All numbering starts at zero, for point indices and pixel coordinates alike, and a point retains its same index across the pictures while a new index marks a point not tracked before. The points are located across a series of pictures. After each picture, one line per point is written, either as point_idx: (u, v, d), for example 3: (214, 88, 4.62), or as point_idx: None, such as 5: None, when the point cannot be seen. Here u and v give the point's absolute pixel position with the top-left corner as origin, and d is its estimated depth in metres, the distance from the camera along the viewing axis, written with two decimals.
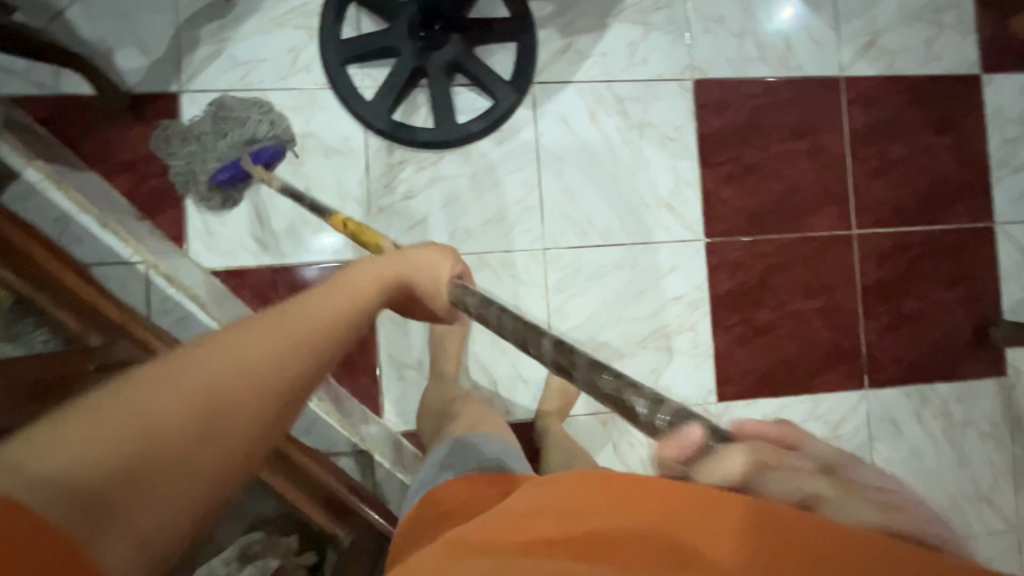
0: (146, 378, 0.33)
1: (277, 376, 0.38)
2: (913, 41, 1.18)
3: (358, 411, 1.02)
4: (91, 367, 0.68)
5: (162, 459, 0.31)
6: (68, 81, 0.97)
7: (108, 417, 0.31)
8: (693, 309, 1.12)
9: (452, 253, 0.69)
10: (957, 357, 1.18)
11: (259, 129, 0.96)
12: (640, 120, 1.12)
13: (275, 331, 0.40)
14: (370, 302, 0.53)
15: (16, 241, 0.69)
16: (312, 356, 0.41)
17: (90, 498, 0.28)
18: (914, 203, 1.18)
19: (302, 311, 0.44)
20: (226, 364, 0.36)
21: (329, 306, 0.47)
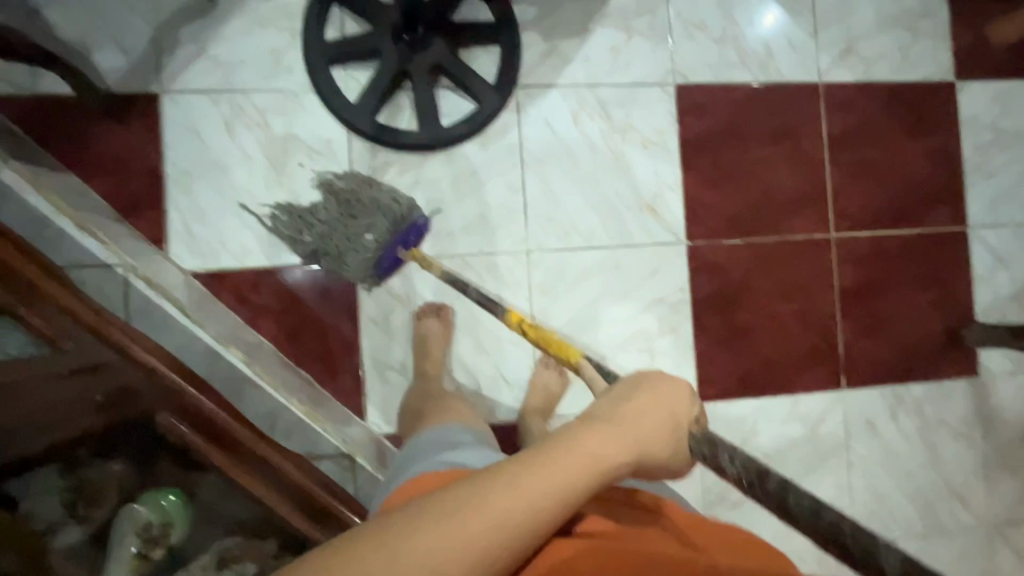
0: (377, 553, 0.41)
1: None
2: (889, 48, 1.21)
3: (341, 413, 1.02)
4: (64, 372, 0.67)
5: None
6: (45, 81, 0.96)
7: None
8: (674, 311, 1.13)
9: (688, 388, 0.61)
10: (931, 358, 1.21)
11: (385, 219, 0.98)
12: (622, 125, 1.13)
13: (446, 544, 0.42)
14: (572, 488, 0.48)
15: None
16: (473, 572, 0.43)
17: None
18: (890, 207, 1.21)
19: (482, 513, 0.44)
20: None
21: (503, 520, 0.44)
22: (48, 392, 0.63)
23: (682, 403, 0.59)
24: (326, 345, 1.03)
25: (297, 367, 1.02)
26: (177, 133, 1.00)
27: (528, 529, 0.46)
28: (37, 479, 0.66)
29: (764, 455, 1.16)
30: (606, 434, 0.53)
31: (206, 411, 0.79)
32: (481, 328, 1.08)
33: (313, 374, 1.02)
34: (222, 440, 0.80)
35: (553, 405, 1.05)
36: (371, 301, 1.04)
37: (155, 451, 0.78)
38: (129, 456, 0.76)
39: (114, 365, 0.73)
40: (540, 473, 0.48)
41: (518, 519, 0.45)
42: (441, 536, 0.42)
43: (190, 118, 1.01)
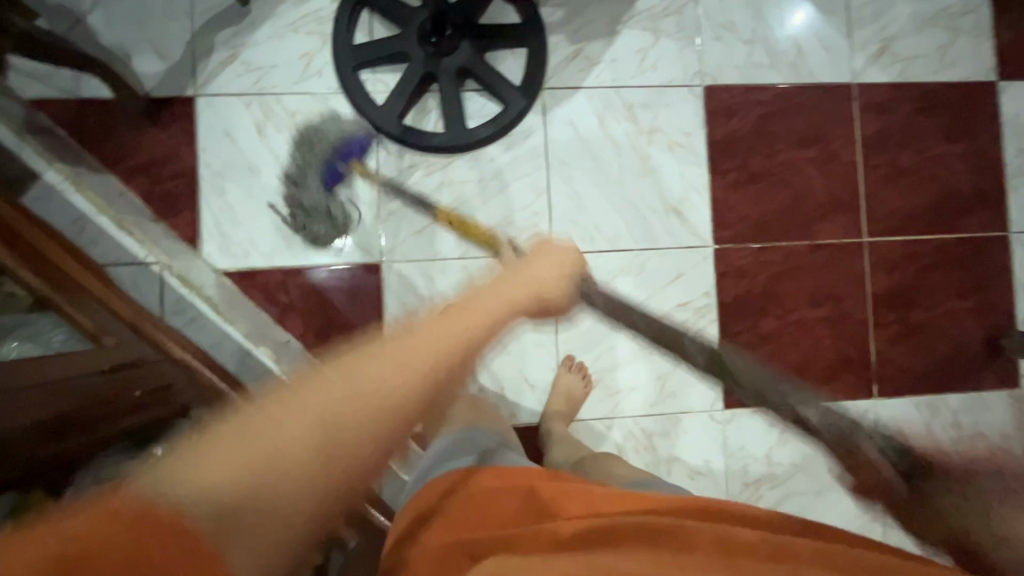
0: (320, 387, 0.46)
1: (360, 431, 0.45)
2: (927, 47, 1.17)
3: None
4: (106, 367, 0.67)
5: (272, 484, 0.39)
6: (88, 85, 1.00)
7: (271, 430, 0.41)
8: (699, 316, 1.12)
9: (574, 253, 0.91)
10: (968, 367, 1.17)
11: (330, 139, 1.04)
12: (648, 127, 1.12)
13: (354, 388, 0.46)
14: (452, 348, 0.55)
15: (40, 247, 0.73)
16: (385, 416, 0.47)
17: (220, 515, 0.37)
18: (927, 211, 1.17)
19: (381, 372, 0.49)
20: (315, 423, 0.42)
21: (399, 369, 0.49)
22: (101, 385, 0.65)
23: (569, 258, 0.91)
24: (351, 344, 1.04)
25: None
26: (212, 136, 1.03)
27: (423, 380, 0.51)
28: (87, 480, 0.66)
29: (792, 465, 1.13)
30: (472, 316, 0.62)
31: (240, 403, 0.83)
32: None
33: None
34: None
35: (575, 407, 1.05)
36: (396, 302, 1.06)
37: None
38: None
39: (151, 361, 0.75)
40: (429, 329, 0.56)
41: (432, 365, 0.52)
42: (362, 377, 0.48)
43: (224, 121, 1.04)
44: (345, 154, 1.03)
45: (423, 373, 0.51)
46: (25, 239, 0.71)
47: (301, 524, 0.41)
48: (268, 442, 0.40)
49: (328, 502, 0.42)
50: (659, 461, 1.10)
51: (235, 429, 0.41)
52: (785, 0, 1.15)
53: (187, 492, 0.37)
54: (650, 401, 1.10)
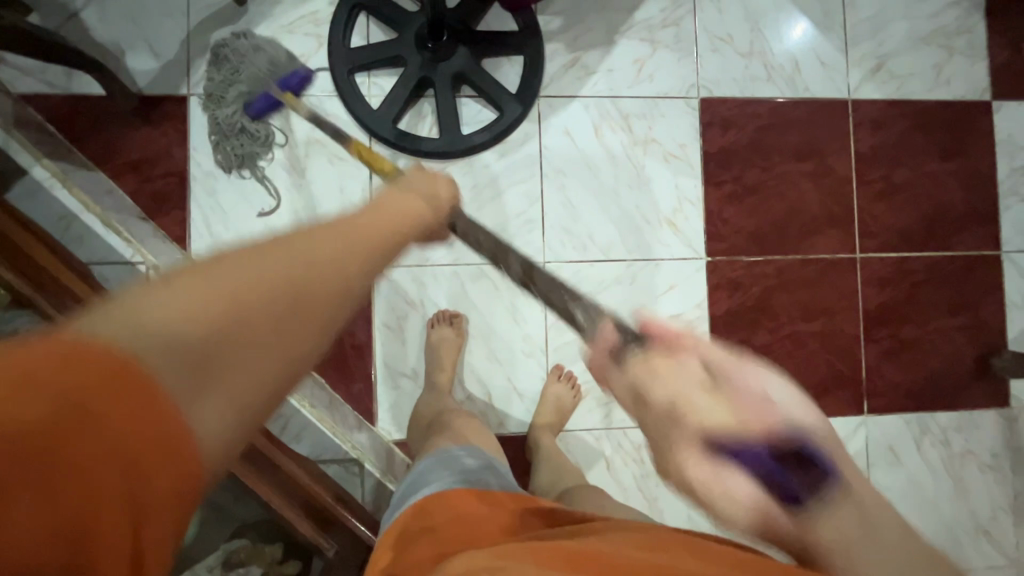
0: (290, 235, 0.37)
1: (342, 279, 0.37)
2: (922, 64, 1.18)
3: (351, 417, 1.02)
4: None
5: (248, 323, 0.31)
6: (79, 81, 0.99)
7: (244, 271, 0.32)
8: (691, 328, 1.11)
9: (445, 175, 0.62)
10: (958, 386, 1.17)
11: (257, 61, 0.98)
12: (644, 137, 1.12)
13: (332, 236, 0.39)
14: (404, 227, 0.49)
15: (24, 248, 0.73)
16: (368, 263, 0.40)
17: (191, 354, 0.28)
18: (920, 227, 1.17)
19: (352, 230, 0.41)
20: (290, 261, 0.34)
21: (363, 232, 0.42)
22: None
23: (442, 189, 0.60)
24: (339, 348, 1.03)
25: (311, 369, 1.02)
26: (204, 135, 1.02)
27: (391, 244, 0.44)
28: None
29: None
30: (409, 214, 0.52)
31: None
32: (494, 337, 1.07)
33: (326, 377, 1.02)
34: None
35: (564, 416, 1.04)
36: (385, 307, 1.05)
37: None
38: None
39: None
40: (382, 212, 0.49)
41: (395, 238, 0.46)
42: (335, 232, 0.40)
43: None
44: (279, 79, 0.98)
45: (373, 239, 0.42)
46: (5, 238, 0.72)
47: (287, 372, 0.32)
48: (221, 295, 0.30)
49: (318, 337, 0.34)
50: (647, 474, 1.09)
51: (198, 272, 0.31)
52: (782, 15, 1.15)
53: (139, 327, 0.27)
54: None
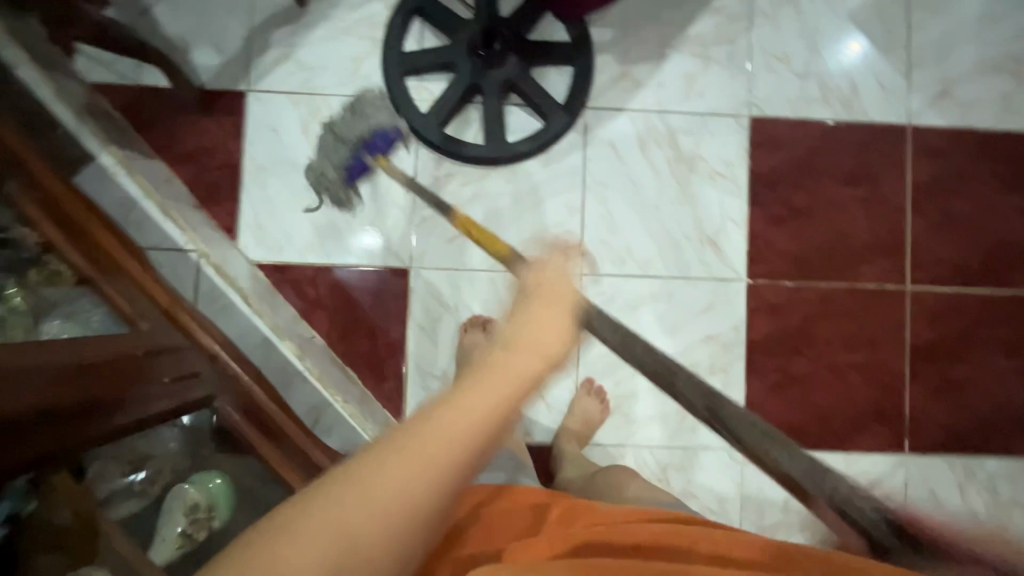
0: (356, 472, 0.45)
1: (394, 518, 0.44)
2: (990, 92, 1.13)
3: (380, 414, 1.03)
4: (142, 353, 0.67)
5: None
6: (147, 74, 1.04)
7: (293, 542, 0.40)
8: (727, 350, 1.09)
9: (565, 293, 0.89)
10: (1009, 431, 1.11)
11: (376, 120, 1.03)
12: (690, 154, 1.10)
13: (395, 469, 0.45)
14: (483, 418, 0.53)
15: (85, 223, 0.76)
16: (424, 491, 0.46)
17: None
18: (977, 262, 1.12)
19: (414, 451, 0.47)
20: (340, 517, 0.42)
21: (428, 445, 0.48)
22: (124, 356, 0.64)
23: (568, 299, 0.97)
24: (373, 346, 1.05)
25: (344, 364, 1.04)
26: (259, 131, 1.06)
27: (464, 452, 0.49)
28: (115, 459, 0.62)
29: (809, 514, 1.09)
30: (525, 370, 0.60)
31: (264, 399, 0.83)
32: None
33: (359, 373, 1.04)
34: (272, 426, 0.83)
35: (590, 430, 1.04)
36: (421, 308, 1.06)
37: (204, 427, 0.78)
38: (184, 435, 0.76)
39: (182, 346, 0.76)
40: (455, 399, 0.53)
41: (458, 445, 0.49)
42: (395, 462, 0.46)
43: (272, 117, 1.06)
44: (377, 136, 1.02)
45: (439, 458, 0.48)
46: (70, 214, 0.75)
47: None
48: (408, 489, 0.45)
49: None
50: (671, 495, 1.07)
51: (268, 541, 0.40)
52: (842, 35, 1.12)
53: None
54: (668, 434, 1.08)
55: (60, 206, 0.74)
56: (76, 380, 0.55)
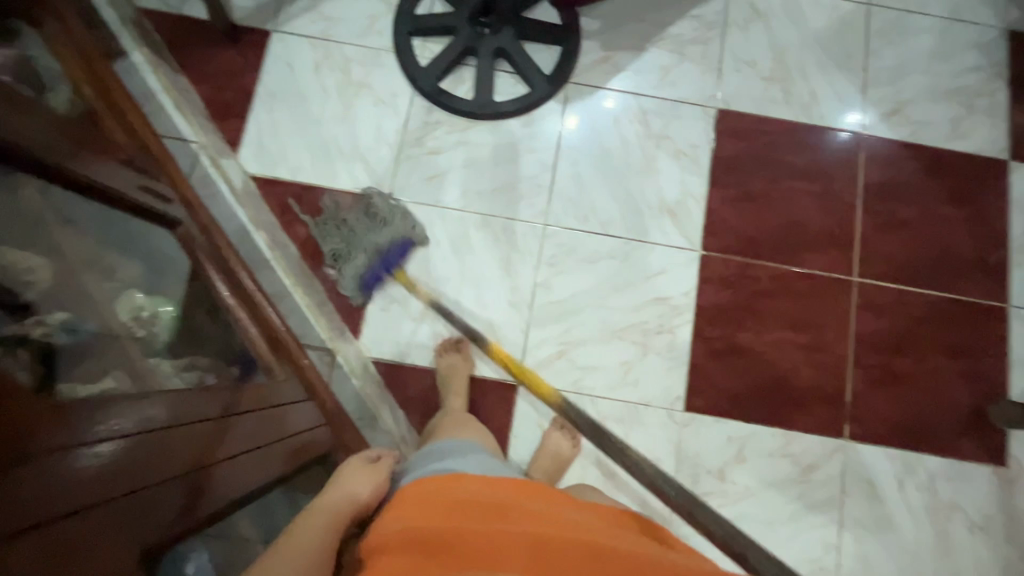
0: None
1: None
2: (939, 116, 1.23)
3: (338, 325, 1.09)
4: (122, 162, 0.73)
5: (93, 534, 0.40)
6: (190, 6, 1.19)
7: (106, 517, 0.42)
8: (675, 313, 1.13)
9: (360, 462, 0.78)
10: (950, 432, 1.11)
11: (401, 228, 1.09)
12: (659, 133, 1.20)
13: None
14: None
15: (117, 100, 0.88)
16: None
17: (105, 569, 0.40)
18: (923, 263, 1.18)
19: None
20: (135, 525, 0.45)
21: None
22: (27, 122, 0.54)
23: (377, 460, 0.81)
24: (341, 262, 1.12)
25: (313, 275, 1.11)
26: (275, 65, 1.19)
27: None
28: (204, 456, 0.56)
29: (746, 487, 1.08)
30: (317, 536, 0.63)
31: (237, 269, 0.91)
32: (484, 282, 1.13)
33: (323, 286, 1.11)
34: (255, 313, 0.90)
35: (561, 466, 1.03)
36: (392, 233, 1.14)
37: (162, 251, 0.78)
38: (147, 260, 0.75)
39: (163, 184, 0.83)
40: None
41: None
42: None
43: (289, 55, 1.20)
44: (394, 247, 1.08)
45: None
46: (110, 92, 0.87)
47: (121, 538, 0.43)
48: None
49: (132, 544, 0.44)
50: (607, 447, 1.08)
51: None
52: (805, 51, 1.25)
53: None
54: (612, 386, 1.10)
55: (102, 82, 0.86)
56: (56, 137, 0.59)
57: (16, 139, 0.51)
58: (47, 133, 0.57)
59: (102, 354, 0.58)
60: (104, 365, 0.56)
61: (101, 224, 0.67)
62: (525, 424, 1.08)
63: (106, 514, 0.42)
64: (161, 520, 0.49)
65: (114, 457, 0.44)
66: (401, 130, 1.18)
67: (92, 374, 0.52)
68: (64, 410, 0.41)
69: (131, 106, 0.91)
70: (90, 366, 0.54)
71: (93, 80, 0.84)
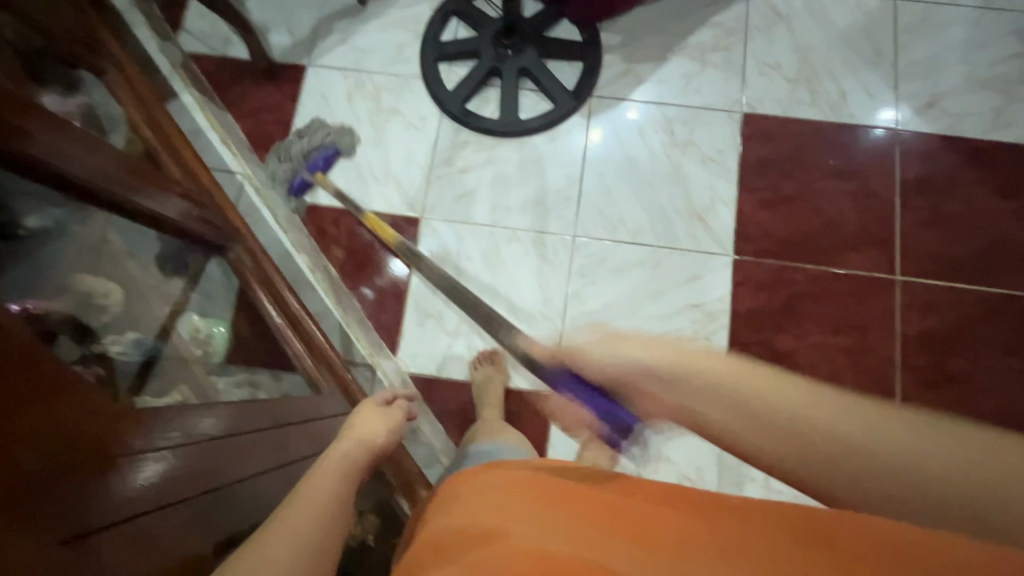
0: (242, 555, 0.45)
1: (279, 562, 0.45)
2: (978, 106, 1.20)
3: (376, 341, 1.13)
4: (177, 193, 0.78)
5: (170, 530, 0.43)
6: (232, 49, 1.27)
7: (181, 515, 0.45)
8: (710, 319, 1.12)
9: (368, 405, 0.79)
10: (1013, 434, 1.06)
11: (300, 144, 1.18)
12: (684, 140, 1.21)
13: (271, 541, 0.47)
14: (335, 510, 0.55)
15: (170, 136, 0.94)
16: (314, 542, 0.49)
17: (182, 563, 0.43)
18: (971, 258, 1.13)
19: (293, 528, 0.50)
20: (208, 520, 0.48)
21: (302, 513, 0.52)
22: (98, 160, 0.59)
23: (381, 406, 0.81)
24: (378, 280, 1.15)
25: (351, 294, 1.15)
26: (311, 97, 1.26)
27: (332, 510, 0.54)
28: (252, 461, 0.58)
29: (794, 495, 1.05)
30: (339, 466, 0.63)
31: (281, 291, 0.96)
32: (517, 295, 1.15)
33: (361, 304, 1.14)
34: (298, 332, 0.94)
35: None
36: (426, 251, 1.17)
37: (212, 275, 0.85)
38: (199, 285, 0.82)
39: (214, 212, 0.88)
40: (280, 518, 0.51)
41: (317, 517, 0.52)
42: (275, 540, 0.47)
43: (324, 87, 1.26)
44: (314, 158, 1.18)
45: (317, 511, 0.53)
46: (164, 130, 0.93)
47: (196, 532, 0.46)
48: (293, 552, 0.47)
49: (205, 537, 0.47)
50: (647, 457, 1.07)
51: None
52: (831, 51, 1.24)
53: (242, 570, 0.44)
54: None
55: (156, 122, 0.93)
56: (122, 174, 0.64)
57: (90, 178, 0.56)
58: (115, 169, 0.62)
59: (166, 371, 0.63)
60: (166, 382, 0.60)
61: (158, 251, 0.71)
62: (562, 435, 1.08)
63: (181, 511, 0.45)
64: (222, 520, 0.51)
65: (172, 464, 0.46)
66: (431, 151, 1.22)
67: (156, 390, 0.56)
68: (121, 421, 0.43)
69: (182, 141, 0.97)
70: (155, 384, 0.57)
71: (149, 120, 0.91)
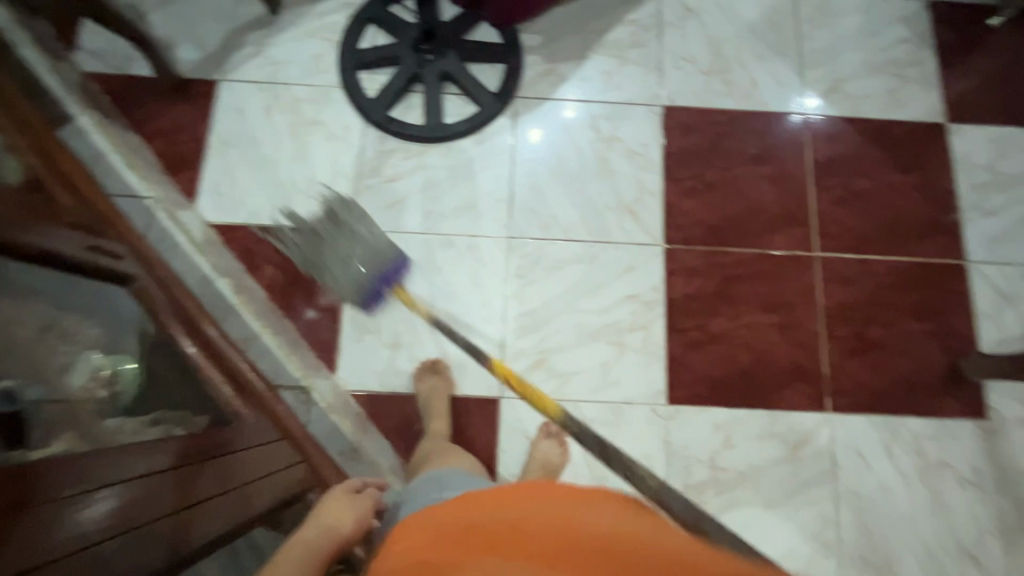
0: None
1: None
2: (876, 89, 1.28)
3: (313, 362, 1.09)
4: (68, 225, 0.73)
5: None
6: (134, 65, 1.20)
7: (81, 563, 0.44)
8: (647, 309, 1.15)
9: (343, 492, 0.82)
10: (929, 392, 1.13)
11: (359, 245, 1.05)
12: (609, 136, 1.23)
13: None
14: None
15: (62, 162, 0.87)
16: None
17: None
18: (880, 231, 1.21)
19: None
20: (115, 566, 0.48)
21: None
22: None
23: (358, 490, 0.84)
24: (311, 299, 1.11)
25: (283, 315, 1.11)
26: (225, 112, 1.20)
27: None
28: (178, 494, 0.58)
29: (738, 472, 1.08)
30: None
31: (201, 320, 0.91)
32: (456, 302, 1.13)
33: (295, 325, 1.10)
34: (222, 360, 0.89)
35: (552, 474, 1.03)
36: None
37: (116, 309, 0.78)
38: (102, 322, 0.75)
39: (114, 243, 0.82)
40: None
41: None
42: None
43: (239, 101, 1.21)
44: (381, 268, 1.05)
45: None
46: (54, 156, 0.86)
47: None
48: None
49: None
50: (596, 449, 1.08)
51: None
52: (741, 42, 1.29)
53: None
54: (593, 388, 1.11)
55: (44, 145, 0.86)
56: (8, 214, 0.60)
57: None
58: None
59: (49, 420, 0.58)
60: (51, 431, 0.56)
61: (46, 289, 0.66)
62: (512, 438, 1.08)
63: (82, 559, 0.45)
64: (139, 560, 0.51)
65: (71, 512, 0.45)
66: (357, 161, 1.19)
67: (39, 440, 0.52)
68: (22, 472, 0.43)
69: (76, 167, 0.91)
70: (38, 436, 0.53)
71: (36, 144, 0.84)
